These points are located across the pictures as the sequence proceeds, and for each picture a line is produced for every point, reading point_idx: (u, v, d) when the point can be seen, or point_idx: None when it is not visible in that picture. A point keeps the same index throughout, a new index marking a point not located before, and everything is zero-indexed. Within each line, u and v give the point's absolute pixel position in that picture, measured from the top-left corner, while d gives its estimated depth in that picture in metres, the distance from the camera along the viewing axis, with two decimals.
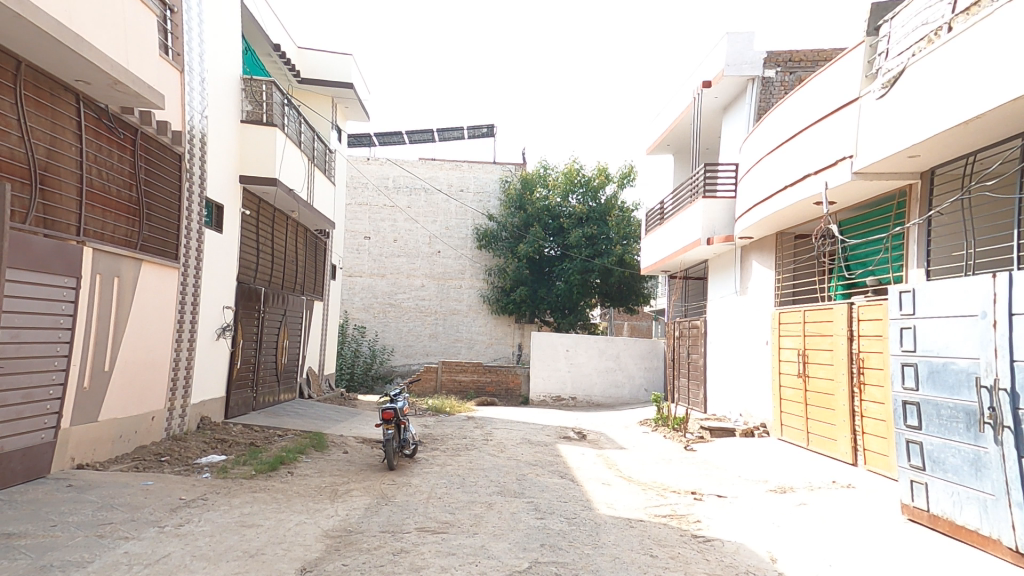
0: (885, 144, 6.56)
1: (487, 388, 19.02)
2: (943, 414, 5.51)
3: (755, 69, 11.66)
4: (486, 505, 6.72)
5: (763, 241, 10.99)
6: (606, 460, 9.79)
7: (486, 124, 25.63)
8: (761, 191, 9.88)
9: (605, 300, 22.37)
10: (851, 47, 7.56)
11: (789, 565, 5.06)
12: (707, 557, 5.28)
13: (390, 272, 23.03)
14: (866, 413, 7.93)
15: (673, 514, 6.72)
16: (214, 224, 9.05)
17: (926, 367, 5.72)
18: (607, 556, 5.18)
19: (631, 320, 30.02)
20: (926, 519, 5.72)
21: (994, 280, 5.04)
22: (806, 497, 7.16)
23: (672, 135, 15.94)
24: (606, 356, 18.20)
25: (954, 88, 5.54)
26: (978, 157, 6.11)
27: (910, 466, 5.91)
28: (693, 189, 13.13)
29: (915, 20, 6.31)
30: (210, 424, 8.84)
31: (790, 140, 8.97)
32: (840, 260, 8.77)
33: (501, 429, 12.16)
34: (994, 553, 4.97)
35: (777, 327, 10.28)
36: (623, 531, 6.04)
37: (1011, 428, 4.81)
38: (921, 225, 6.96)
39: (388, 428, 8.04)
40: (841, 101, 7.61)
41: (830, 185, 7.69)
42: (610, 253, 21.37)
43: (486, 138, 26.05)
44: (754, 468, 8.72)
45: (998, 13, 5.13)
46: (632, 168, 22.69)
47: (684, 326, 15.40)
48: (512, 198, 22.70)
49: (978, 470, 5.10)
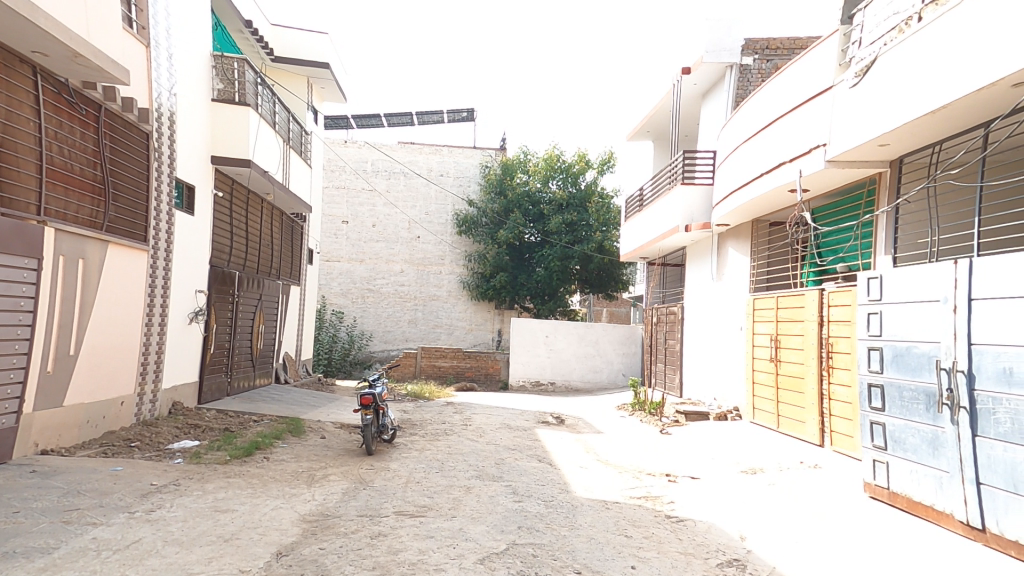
0: (856, 132, 6.69)
1: (467, 373, 19.21)
2: (905, 396, 5.72)
3: (734, 56, 11.69)
4: (464, 489, 6.78)
5: (739, 229, 11.14)
6: (584, 444, 9.90)
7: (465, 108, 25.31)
8: (738, 177, 10.00)
9: (585, 286, 22.49)
10: (826, 36, 7.64)
11: (758, 543, 5.23)
12: (680, 536, 5.45)
13: (369, 257, 22.79)
14: (833, 396, 8.13)
15: (648, 496, 6.88)
16: (185, 206, 8.82)
17: (891, 351, 5.93)
18: (582, 537, 5.29)
19: (609, 305, 30.51)
20: (886, 496, 5.96)
21: (955, 266, 5.21)
22: (775, 478, 7.38)
23: (652, 120, 15.97)
24: (584, 342, 18.33)
25: (923, 79, 5.65)
26: (943, 146, 6.25)
27: (873, 447, 6.14)
28: (671, 176, 13.23)
29: (886, 10, 6.39)
30: (183, 410, 8.69)
31: (766, 128, 9.06)
32: (813, 247, 8.95)
33: (480, 414, 12.20)
34: (947, 527, 5.21)
35: (751, 313, 10.49)
36: (598, 513, 6.17)
37: (966, 409, 5.01)
38: (890, 213, 7.10)
39: (366, 414, 8.01)
40: (816, 89, 7.72)
41: (804, 173, 7.83)
42: (588, 240, 21.41)
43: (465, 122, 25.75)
44: (727, 450, 8.94)
45: (968, 3, 5.21)
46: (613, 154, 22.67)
47: (662, 312, 15.60)
48: (492, 183, 22.55)
49: (936, 448, 5.31)
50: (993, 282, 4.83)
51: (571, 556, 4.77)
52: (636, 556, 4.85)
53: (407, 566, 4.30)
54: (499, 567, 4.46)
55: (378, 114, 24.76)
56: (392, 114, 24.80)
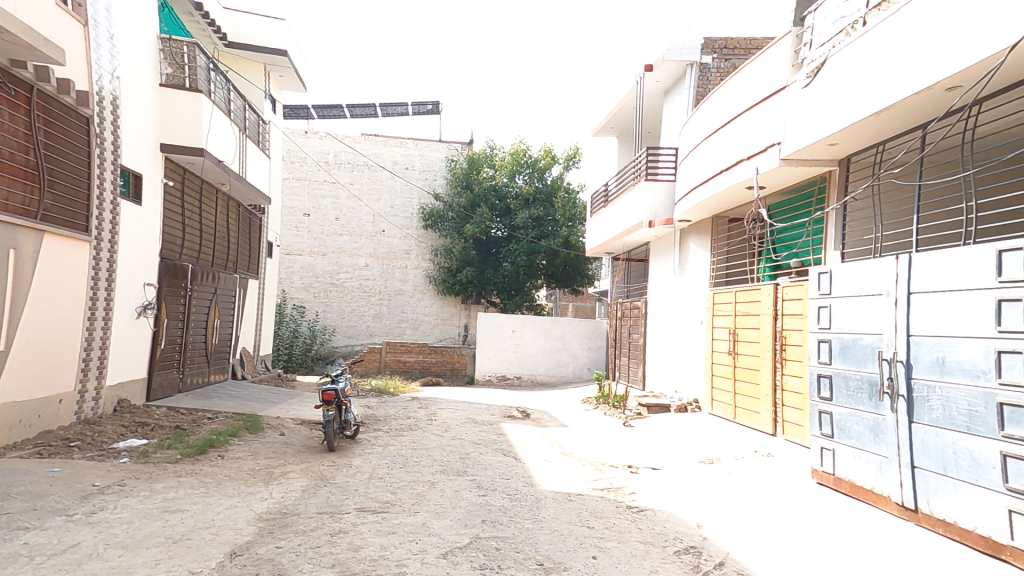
0: (808, 131, 6.90)
1: (433, 368, 19.16)
2: (851, 385, 5.95)
3: (694, 54, 11.91)
4: (428, 484, 6.74)
5: (700, 225, 11.39)
6: (549, 437, 9.98)
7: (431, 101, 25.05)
8: (698, 175, 10.21)
9: (551, 281, 22.70)
10: (779, 38, 7.87)
11: (713, 531, 5.37)
12: (639, 526, 5.55)
13: (332, 251, 22.39)
14: (786, 387, 8.40)
15: (610, 487, 6.99)
16: (132, 195, 8.47)
17: (839, 343, 6.16)
18: (545, 529, 5.33)
19: (575, 300, 30.99)
20: (831, 482, 6.22)
21: (896, 261, 5.43)
22: (731, 467, 7.60)
23: (616, 117, 16.13)
24: (551, 336, 18.46)
25: (868, 81, 5.88)
26: (887, 146, 6.53)
27: (821, 435, 6.38)
28: (635, 172, 13.41)
29: (835, 13, 6.64)
30: (129, 408, 8.36)
31: (724, 126, 9.27)
32: (769, 243, 9.23)
33: (445, 409, 12.16)
34: (884, 509, 5.45)
35: (711, 307, 10.75)
36: (562, 505, 6.22)
37: (904, 397, 5.23)
38: (838, 210, 7.38)
39: (328, 410, 7.88)
40: (771, 89, 7.95)
41: (760, 171, 8.04)
42: (555, 235, 21.49)
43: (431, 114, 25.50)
44: (686, 441, 9.15)
45: (908, 9, 5.47)
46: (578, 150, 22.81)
47: (626, 307, 15.85)
48: (459, 177, 22.34)
49: (877, 435, 5.54)
50: (930, 276, 5.04)
51: (533, 549, 4.81)
52: (597, 547, 4.93)
53: (368, 562, 4.24)
54: (461, 561, 4.45)
55: (340, 105, 24.27)
56: (354, 105, 24.37)
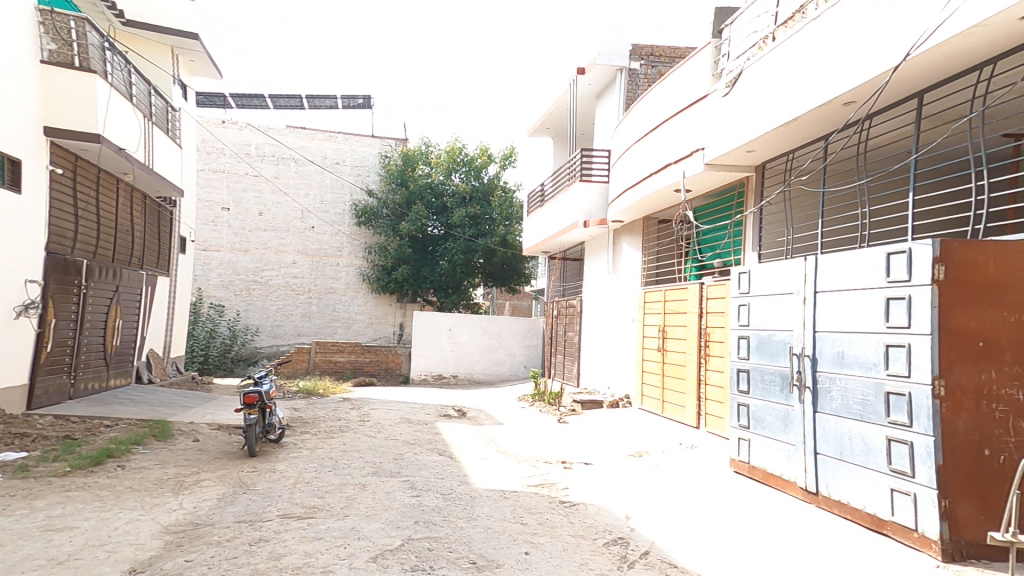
0: (728, 138, 7.25)
1: (366, 368, 18.65)
2: (766, 378, 6.29)
3: (623, 60, 12.28)
4: (359, 486, 6.49)
5: (632, 226, 11.74)
6: (485, 436, 9.93)
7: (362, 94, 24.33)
8: (630, 177, 10.51)
9: (488, 279, 22.68)
10: (700, 48, 8.25)
11: (640, 521, 5.52)
12: (572, 520, 5.61)
13: (255, 247, 21.25)
14: (709, 382, 8.80)
15: (544, 483, 7.04)
16: (7, 181, 7.60)
17: (756, 339, 6.51)
18: (479, 527, 5.26)
19: (512, 299, 31.27)
20: (746, 470, 6.57)
21: (805, 262, 5.79)
22: (658, 459, 7.86)
23: (550, 118, 16.32)
24: (488, 334, 18.44)
25: (780, 92, 6.23)
26: (795, 155, 6.99)
27: (739, 426, 6.72)
28: (570, 173, 13.66)
29: (749, 27, 7.10)
30: (6, 418, 7.48)
31: (653, 131, 9.60)
32: (695, 244, 9.64)
33: (378, 409, 11.80)
34: (791, 493, 5.81)
35: (642, 306, 11.10)
36: (496, 502, 6.17)
37: (810, 388, 5.57)
38: (755, 214, 7.82)
39: (251, 413, 7.42)
40: (694, 97, 8.30)
41: (686, 174, 8.35)
42: (491, 234, 21.38)
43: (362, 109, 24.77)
44: (618, 435, 9.39)
45: (810, 28, 5.87)
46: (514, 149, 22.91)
47: (562, 305, 16.10)
48: (393, 173, 21.84)
49: (786, 425, 5.88)
50: (832, 276, 5.38)
51: (467, 547, 4.72)
52: (530, 542, 4.92)
53: (290, 572, 4.00)
54: (392, 563, 4.29)
55: (261, 95, 23.09)
56: (278, 95, 23.29)
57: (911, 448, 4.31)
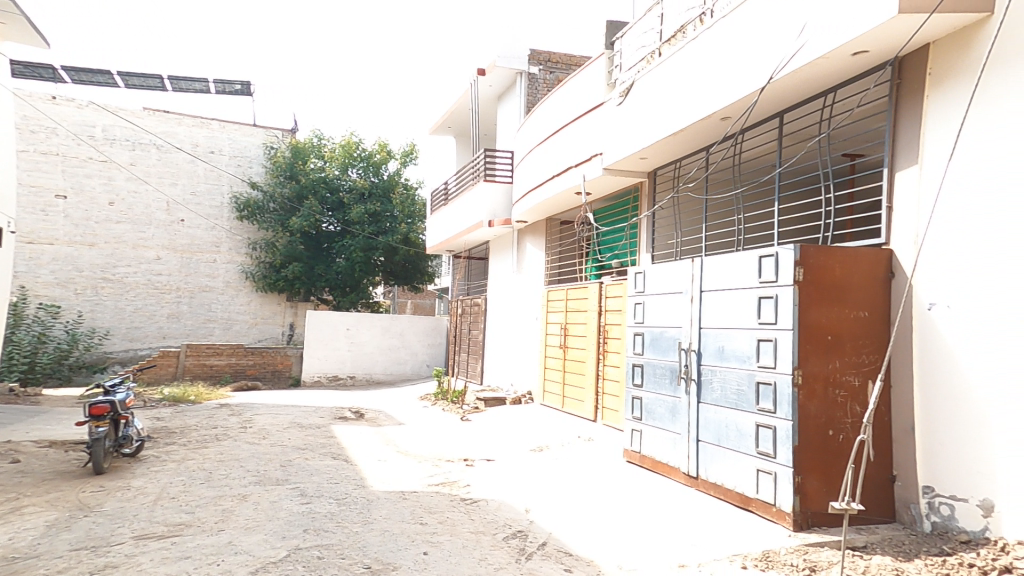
0: (623, 145, 7.62)
1: (249, 371, 17.16)
2: (657, 372, 6.69)
3: (522, 64, 12.58)
4: (238, 497, 5.91)
5: (536, 226, 11.99)
6: (383, 437, 9.56)
7: (239, 81, 22.43)
8: (533, 179, 10.71)
9: (389, 278, 21.87)
10: (596, 58, 8.65)
11: (540, 514, 5.60)
12: (472, 517, 5.56)
13: (104, 240, 18.95)
14: (606, 376, 9.20)
15: (446, 481, 6.91)
16: None
17: (650, 335, 6.90)
18: (376, 530, 5.02)
19: (413, 297, 30.73)
20: (637, 459, 6.95)
21: (692, 263, 6.22)
22: (557, 453, 8.07)
23: (452, 117, 16.23)
24: (389, 334, 17.91)
25: (665, 104, 6.67)
26: (681, 163, 7.54)
27: (633, 418, 7.09)
28: (474, 173, 13.68)
29: (637, 42, 7.52)
30: None
31: (553, 136, 9.86)
32: (595, 246, 10.03)
33: (262, 414, 10.89)
34: (675, 479, 6.23)
35: (545, 304, 11.37)
36: (395, 504, 5.94)
37: (695, 381, 5.99)
38: (648, 218, 8.31)
39: (99, 425, 6.50)
40: (591, 104, 8.66)
41: (586, 177, 8.63)
42: (392, 232, 20.94)
43: (240, 96, 22.83)
44: (520, 431, 9.53)
45: (688, 47, 6.35)
46: (415, 147, 22.53)
47: (466, 304, 16.06)
48: (280, 166, 20.46)
49: (674, 415, 6.29)
50: (714, 277, 5.83)
51: (361, 553, 4.47)
52: (429, 542, 4.79)
53: None
54: None
55: (107, 72, 20.37)
56: (130, 74, 20.70)
57: (775, 432, 4.78)
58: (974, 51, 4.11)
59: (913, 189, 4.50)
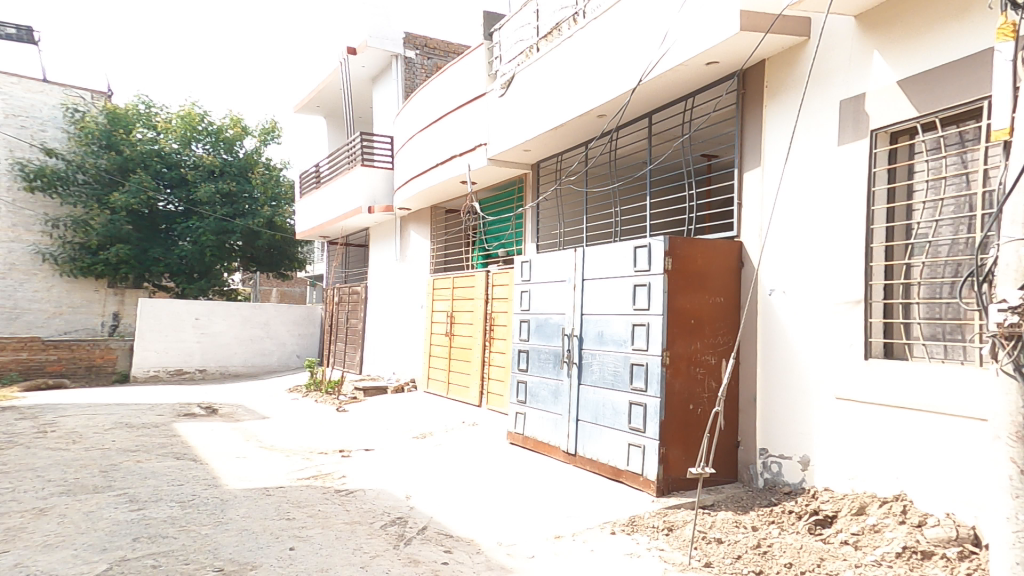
0: (507, 137, 7.78)
1: (50, 368, 14.48)
2: (542, 357, 6.95)
3: (396, 47, 12.31)
4: (40, 511, 4.94)
5: (419, 214, 11.76)
6: (242, 432, 8.68)
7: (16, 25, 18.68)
8: (415, 165, 10.48)
9: (251, 264, 20.18)
10: (474, 48, 8.75)
11: (421, 499, 5.52)
12: (347, 508, 5.29)
13: None
14: (492, 362, 9.33)
15: (318, 474, 6.49)
16: None
17: (535, 322, 7.15)
18: (230, 530, 4.54)
19: (279, 284, 28.38)
20: (521, 440, 7.17)
21: (575, 253, 6.55)
22: (441, 439, 8.00)
23: (319, 96, 15.41)
24: (251, 324, 16.37)
25: (545, 99, 6.97)
26: (563, 157, 7.95)
27: (517, 401, 7.30)
28: (349, 156, 12.99)
29: (516, 35, 7.76)
30: None
31: (435, 123, 9.74)
32: (481, 235, 10.10)
33: (75, 417, 9.20)
34: (555, 457, 6.55)
35: (431, 292, 11.21)
36: (256, 501, 5.42)
37: (576, 364, 6.34)
38: (534, 209, 8.60)
39: None
40: (472, 94, 8.71)
41: (472, 167, 8.65)
42: (255, 214, 19.13)
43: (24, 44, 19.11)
44: (402, 419, 9.31)
45: (564, 46, 6.70)
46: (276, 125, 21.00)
47: (344, 291, 15.24)
48: (91, 133, 17.70)
49: (556, 397, 6.59)
50: (595, 266, 6.21)
51: (210, 556, 4.01)
52: (296, 537, 4.46)
53: None
54: None
55: None
56: None
57: (645, 409, 5.26)
58: (799, 69, 4.89)
59: (758, 188, 5.20)
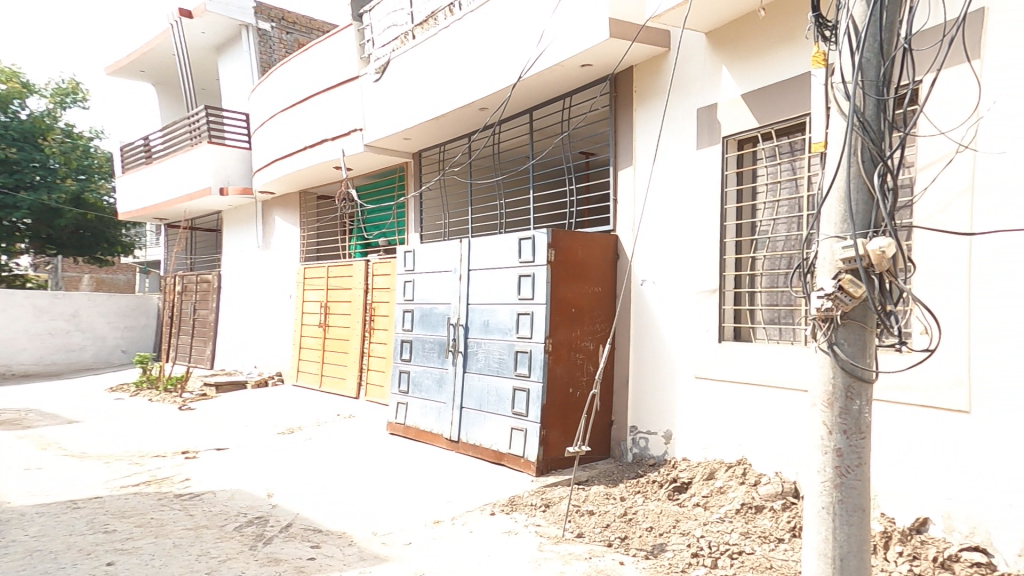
0: (386, 123, 7.54)
1: None
2: (426, 346, 6.79)
3: (247, 16, 11.40)
4: None
5: (284, 198, 10.85)
6: (39, 441, 7.11)
7: None
8: (278, 148, 9.64)
9: (48, 245, 17.41)
10: (340, 28, 8.23)
11: (284, 496, 5.04)
12: (190, 512, 4.61)
13: None
14: (372, 353, 8.86)
15: (151, 479, 5.57)
16: None
17: (420, 311, 6.96)
18: (14, 555, 3.70)
19: (94, 271, 24.15)
20: (401, 430, 6.92)
21: (461, 244, 6.50)
22: (311, 433, 7.39)
23: (149, 60, 13.68)
24: (52, 315, 13.68)
25: (425, 87, 6.89)
26: (446, 148, 7.93)
27: (399, 392, 7.04)
28: (191, 134, 11.67)
29: (387, 19, 7.48)
30: None
31: (301, 103, 9.05)
32: (360, 222, 9.61)
33: None
34: (437, 445, 6.42)
35: (301, 282, 10.37)
36: (59, 516, 4.49)
37: (462, 353, 6.29)
38: (416, 198, 8.45)
39: None
40: (342, 76, 8.25)
41: (346, 153, 8.23)
42: (52, 188, 16.60)
43: None
44: (264, 414, 8.46)
45: (438, 36, 6.64)
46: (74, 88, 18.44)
47: (190, 279, 13.47)
48: None
49: (440, 385, 6.48)
50: (481, 257, 6.21)
51: None
52: (118, 549, 3.78)
53: None
54: None
55: None
56: None
57: (528, 394, 5.40)
58: (663, 77, 5.43)
59: (630, 185, 5.69)
